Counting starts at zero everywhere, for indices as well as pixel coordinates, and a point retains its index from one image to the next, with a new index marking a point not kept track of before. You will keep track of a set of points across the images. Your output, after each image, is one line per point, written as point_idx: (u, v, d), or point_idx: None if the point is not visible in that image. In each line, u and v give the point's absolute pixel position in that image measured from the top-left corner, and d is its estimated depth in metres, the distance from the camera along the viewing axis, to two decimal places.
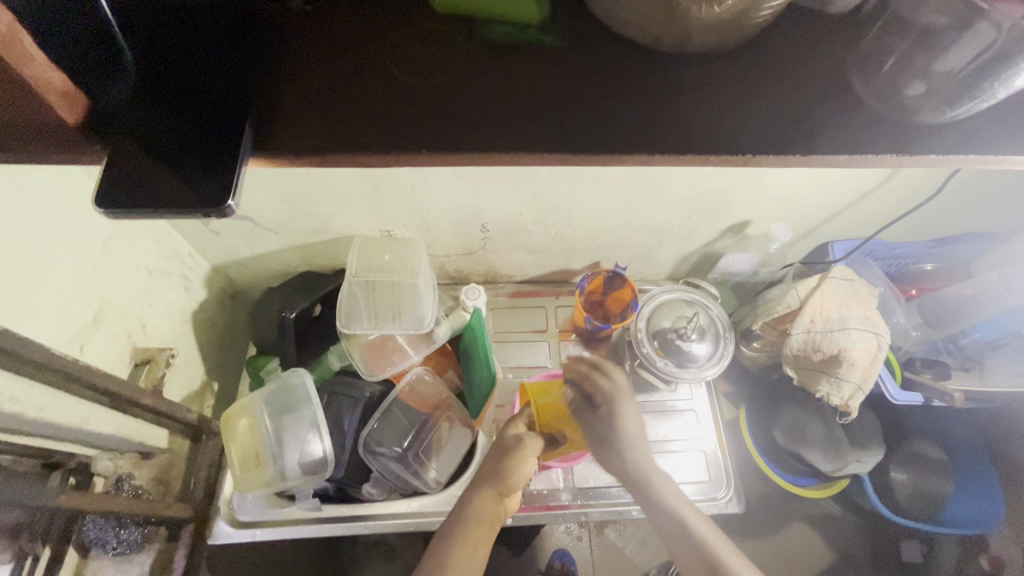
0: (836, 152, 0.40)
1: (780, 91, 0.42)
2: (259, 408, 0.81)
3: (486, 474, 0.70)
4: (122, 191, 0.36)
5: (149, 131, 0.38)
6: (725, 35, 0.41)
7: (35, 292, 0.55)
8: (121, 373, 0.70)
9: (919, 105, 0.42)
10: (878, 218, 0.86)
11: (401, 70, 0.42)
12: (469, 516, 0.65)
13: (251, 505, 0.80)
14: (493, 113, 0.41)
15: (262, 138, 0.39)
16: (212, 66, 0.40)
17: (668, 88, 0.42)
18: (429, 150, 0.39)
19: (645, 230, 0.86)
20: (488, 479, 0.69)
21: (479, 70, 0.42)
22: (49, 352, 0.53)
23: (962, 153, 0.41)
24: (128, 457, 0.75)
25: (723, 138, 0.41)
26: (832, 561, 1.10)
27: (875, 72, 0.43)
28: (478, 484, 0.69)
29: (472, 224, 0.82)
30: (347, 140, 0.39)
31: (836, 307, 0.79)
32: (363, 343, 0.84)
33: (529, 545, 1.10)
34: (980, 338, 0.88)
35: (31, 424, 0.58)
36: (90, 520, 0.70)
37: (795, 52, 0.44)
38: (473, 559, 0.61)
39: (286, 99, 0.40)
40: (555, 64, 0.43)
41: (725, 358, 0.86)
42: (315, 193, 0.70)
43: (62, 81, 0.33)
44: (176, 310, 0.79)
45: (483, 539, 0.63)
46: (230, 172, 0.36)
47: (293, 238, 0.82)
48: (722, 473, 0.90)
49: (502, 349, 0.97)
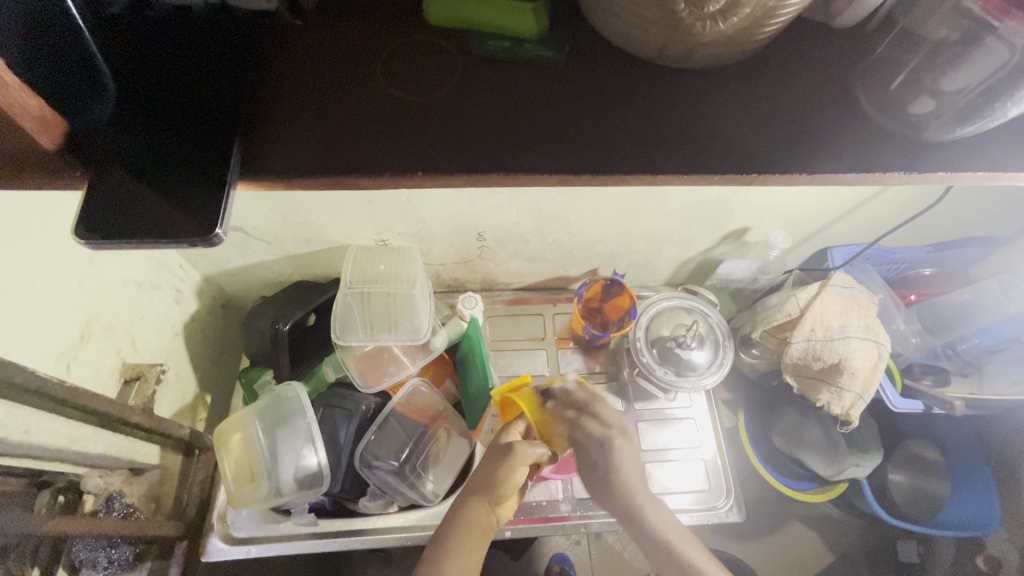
0: (845, 171, 0.39)
1: (788, 107, 0.41)
2: (253, 421, 0.79)
3: (478, 482, 0.65)
4: (105, 219, 0.35)
5: (131, 153, 0.36)
6: (729, 51, 0.40)
7: (19, 313, 0.54)
8: (109, 391, 0.69)
9: (928, 122, 0.41)
10: (876, 224, 0.85)
11: (395, 87, 0.40)
12: (461, 527, 0.61)
13: (246, 520, 0.79)
14: (491, 132, 0.39)
15: (252, 161, 0.37)
16: (198, 84, 0.38)
17: (672, 105, 0.41)
18: (425, 172, 0.38)
19: (644, 237, 0.85)
20: (479, 488, 0.64)
21: (478, 86, 0.41)
22: (32, 373, 0.52)
23: (969, 171, 0.40)
24: (119, 474, 0.73)
25: (730, 157, 0.39)
26: (830, 562, 1.10)
27: (882, 88, 0.42)
28: (472, 491, 0.64)
29: (469, 233, 0.81)
30: (339, 163, 0.37)
31: (836, 316, 0.79)
32: (359, 354, 0.83)
33: (527, 552, 1.09)
34: (978, 343, 0.87)
35: (17, 447, 0.57)
36: (78, 541, 0.68)
37: (801, 66, 0.43)
38: (468, 564, 0.59)
39: (278, 118, 0.39)
40: (556, 80, 0.41)
41: (725, 366, 0.86)
42: (308, 204, 0.69)
43: (39, 107, 0.32)
44: (166, 324, 0.77)
45: (478, 550, 0.60)
46: (218, 198, 0.35)
47: (286, 249, 0.80)
48: (721, 482, 0.89)
49: (500, 357, 0.96)
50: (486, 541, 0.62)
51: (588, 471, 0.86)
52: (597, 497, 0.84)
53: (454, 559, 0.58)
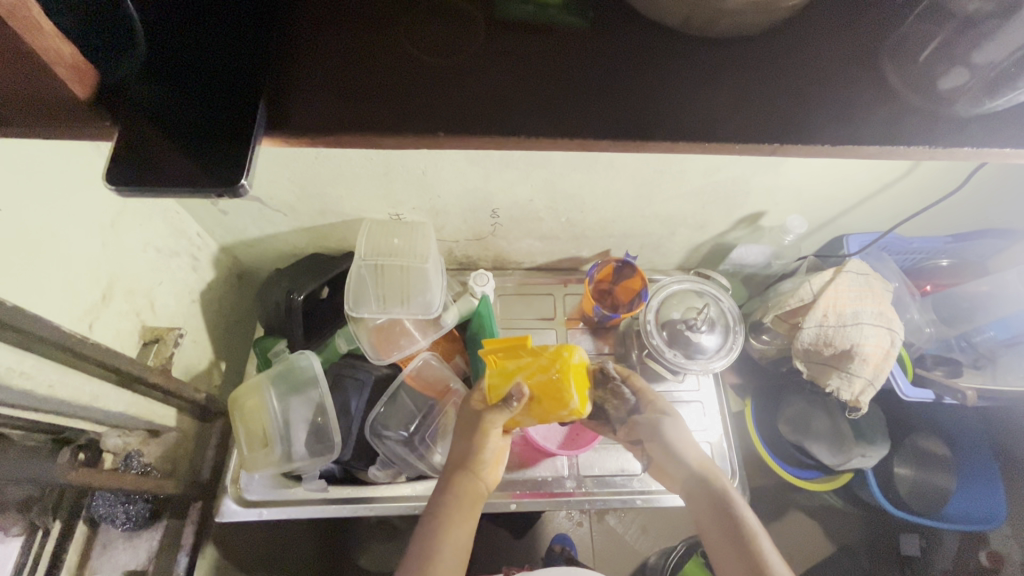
0: (865, 145, 0.39)
1: (815, 78, 0.40)
2: (267, 388, 0.81)
3: (456, 453, 0.65)
4: (132, 168, 0.35)
5: (158, 106, 0.36)
6: (757, 19, 0.39)
7: (46, 270, 0.55)
8: (130, 351, 0.70)
9: (956, 96, 0.40)
10: (895, 211, 0.84)
11: (416, 47, 0.40)
12: (450, 495, 0.60)
13: (259, 484, 0.80)
14: (514, 91, 0.39)
15: (278, 115, 0.38)
16: (225, 40, 0.38)
17: (698, 74, 0.40)
18: (447, 135, 0.38)
19: (658, 219, 0.85)
20: (458, 457, 0.65)
21: (499, 52, 0.40)
22: (57, 328, 0.53)
23: (994, 147, 0.39)
24: (137, 434, 0.75)
25: (748, 127, 0.39)
26: (827, 549, 1.11)
27: (910, 61, 0.41)
28: (454, 461, 0.65)
29: (483, 209, 0.81)
30: (360, 121, 0.38)
31: (850, 302, 0.78)
32: (371, 326, 0.84)
33: (530, 530, 1.11)
34: (993, 336, 0.86)
35: (42, 401, 0.58)
36: (99, 495, 0.71)
37: (828, 35, 0.42)
38: (458, 534, 0.57)
39: (303, 73, 0.39)
40: (579, 47, 0.41)
41: (734, 350, 0.86)
42: (325, 175, 0.70)
43: (69, 52, 0.32)
44: (184, 290, 0.79)
45: (470, 518, 0.59)
46: (244, 152, 0.35)
47: (302, 220, 0.81)
48: (727, 464, 0.89)
49: (509, 336, 0.96)
50: (477, 510, 0.61)
51: (592, 449, 0.87)
52: (602, 476, 0.86)
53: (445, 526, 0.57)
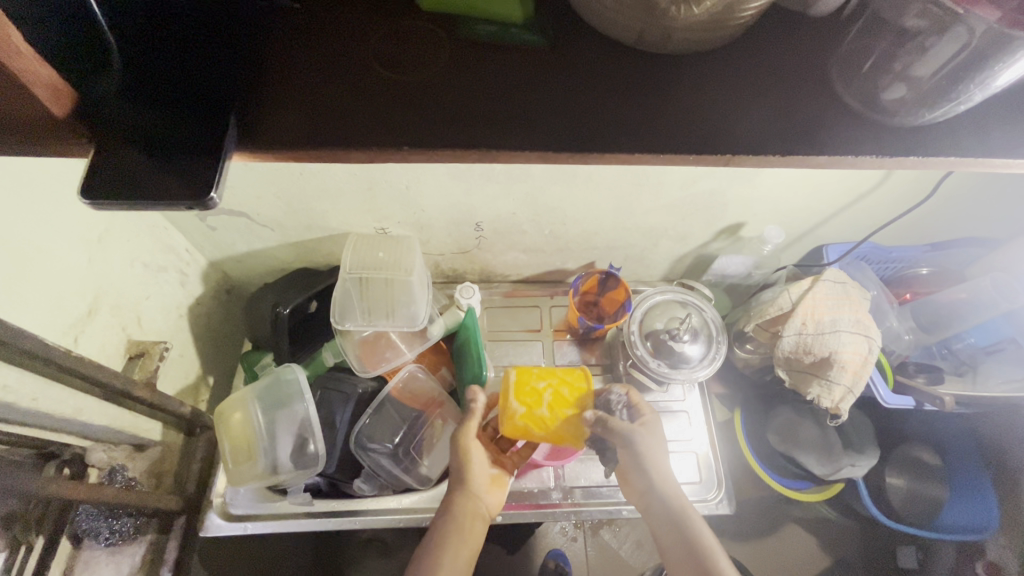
0: (818, 153, 0.40)
1: (764, 91, 0.42)
2: (252, 401, 0.81)
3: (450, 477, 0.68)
4: (105, 182, 0.37)
5: (128, 122, 0.38)
6: (705, 37, 0.42)
7: (29, 283, 0.56)
8: (114, 365, 0.71)
9: (899, 107, 0.43)
10: (870, 221, 0.86)
11: (383, 66, 0.42)
12: (449, 520, 0.63)
13: (243, 498, 0.80)
14: (475, 107, 0.41)
15: (246, 131, 0.39)
16: (197, 64, 0.40)
17: (653, 89, 0.43)
18: (409, 148, 0.39)
19: (639, 231, 0.87)
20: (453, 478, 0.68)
21: (463, 71, 0.43)
22: (41, 341, 0.54)
23: (943, 155, 0.41)
24: (122, 449, 0.77)
25: (704, 137, 0.41)
26: (821, 562, 1.11)
27: (856, 74, 0.44)
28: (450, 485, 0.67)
29: (467, 222, 0.83)
30: (325, 136, 0.39)
31: (828, 310, 0.79)
32: (357, 340, 0.85)
33: (523, 545, 1.11)
34: (974, 342, 0.89)
35: (25, 413, 0.59)
36: (82, 510, 0.73)
37: (775, 52, 0.44)
38: (457, 558, 0.60)
39: (272, 94, 0.41)
40: (538, 63, 0.43)
41: (717, 360, 0.87)
42: (309, 190, 0.72)
43: (47, 75, 0.33)
44: (171, 305, 0.80)
45: (469, 541, 0.62)
46: (214, 166, 0.37)
47: (288, 235, 0.83)
48: (713, 474, 0.89)
49: (497, 348, 0.97)
50: (476, 530, 0.64)
51: (579, 460, 0.87)
52: (588, 487, 0.85)
53: (445, 555, 0.60)
